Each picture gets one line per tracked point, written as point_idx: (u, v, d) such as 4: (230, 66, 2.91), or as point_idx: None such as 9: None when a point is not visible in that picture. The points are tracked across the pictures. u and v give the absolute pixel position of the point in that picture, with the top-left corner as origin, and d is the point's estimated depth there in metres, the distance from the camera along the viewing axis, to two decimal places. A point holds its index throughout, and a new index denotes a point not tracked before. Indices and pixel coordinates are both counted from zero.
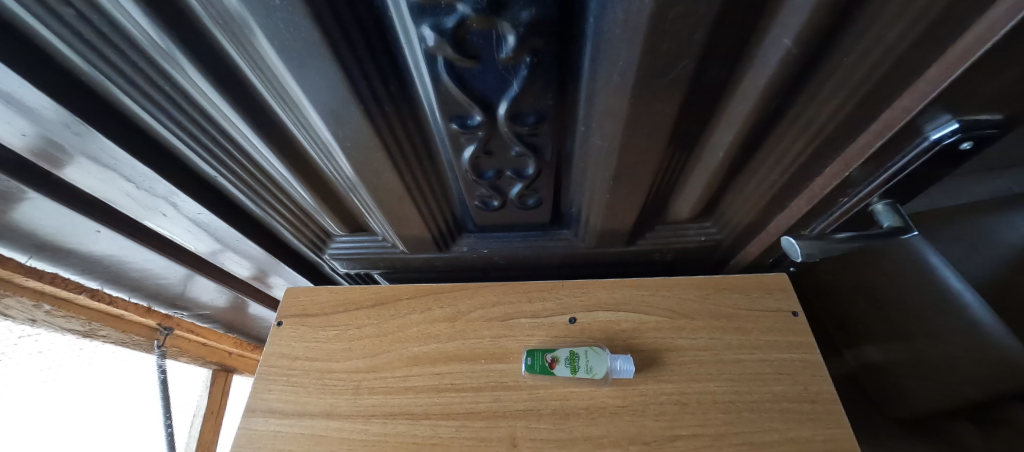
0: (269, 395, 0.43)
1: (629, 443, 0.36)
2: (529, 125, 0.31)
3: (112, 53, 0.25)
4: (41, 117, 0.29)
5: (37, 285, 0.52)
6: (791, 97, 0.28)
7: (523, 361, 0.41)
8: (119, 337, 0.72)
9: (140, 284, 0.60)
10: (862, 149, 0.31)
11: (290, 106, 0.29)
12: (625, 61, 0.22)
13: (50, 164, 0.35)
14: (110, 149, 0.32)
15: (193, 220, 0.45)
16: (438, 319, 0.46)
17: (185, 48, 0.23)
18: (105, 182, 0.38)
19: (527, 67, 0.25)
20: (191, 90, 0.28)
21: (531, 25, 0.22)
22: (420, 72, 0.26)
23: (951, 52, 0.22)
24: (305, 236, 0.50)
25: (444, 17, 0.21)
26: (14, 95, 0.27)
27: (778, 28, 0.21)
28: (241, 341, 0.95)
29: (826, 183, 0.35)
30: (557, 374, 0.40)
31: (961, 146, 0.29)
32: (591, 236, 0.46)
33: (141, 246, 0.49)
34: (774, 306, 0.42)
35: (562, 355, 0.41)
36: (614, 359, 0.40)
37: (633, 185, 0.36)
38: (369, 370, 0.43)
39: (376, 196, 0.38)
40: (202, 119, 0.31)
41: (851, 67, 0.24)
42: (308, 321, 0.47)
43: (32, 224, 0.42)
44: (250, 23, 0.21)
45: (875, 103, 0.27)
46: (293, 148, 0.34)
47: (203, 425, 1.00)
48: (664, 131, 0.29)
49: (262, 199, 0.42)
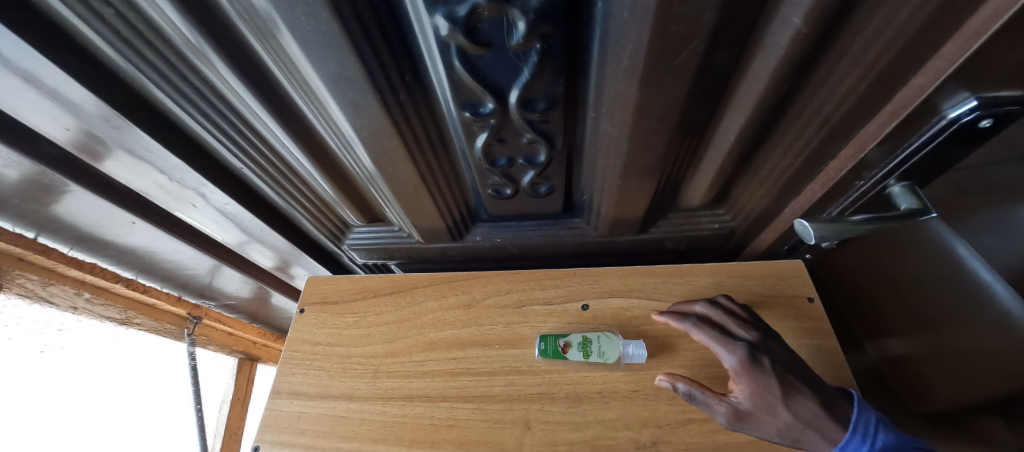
0: (293, 378, 0.45)
1: (642, 427, 0.37)
2: (540, 112, 0.31)
3: (145, 49, 0.26)
4: (83, 111, 0.31)
5: (79, 274, 0.56)
6: (803, 78, 0.28)
7: (537, 346, 0.42)
8: (151, 326, 0.76)
9: (171, 274, 0.64)
10: (878, 129, 0.31)
11: (310, 97, 0.30)
12: (634, 44, 0.22)
13: (91, 157, 0.38)
14: (146, 142, 0.35)
15: (220, 210, 0.47)
16: (453, 306, 0.47)
17: (215, 42, 0.24)
18: (141, 175, 0.41)
19: (537, 54, 0.26)
20: (219, 84, 0.29)
21: (540, 11, 0.23)
22: (434, 61, 0.27)
23: (969, 26, 0.22)
24: (325, 226, 0.52)
25: (456, 6, 0.22)
26: (60, 92, 0.29)
27: (788, 7, 0.21)
28: (264, 331, 1.01)
29: (841, 165, 0.35)
30: (570, 358, 0.41)
31: (981, 124, 0.29)
32: (603, 224, 0.47)
33: (173, 238, 0.52)
34: (789, 292, 0.42)
35: (574, 340, 0.42)
36: (628, 344, 0.41)
37: (645, 171, 0.36)
38: (387, 355, 0.45)
39: (393, 187, 0.40)
40: (229, 113, 0.33)
41: (864, 44, 0.24)
42: (328, 308, 0.49)
43: (73, 216, 0.45)
44: (274, 18, 0.22)
45: (890, 81, 0.26)
46: (315, 140, 0.36)
47: (232, 410, 1.05)
48: (675, 115, 0.29)
49: (284, 191, 0.44)
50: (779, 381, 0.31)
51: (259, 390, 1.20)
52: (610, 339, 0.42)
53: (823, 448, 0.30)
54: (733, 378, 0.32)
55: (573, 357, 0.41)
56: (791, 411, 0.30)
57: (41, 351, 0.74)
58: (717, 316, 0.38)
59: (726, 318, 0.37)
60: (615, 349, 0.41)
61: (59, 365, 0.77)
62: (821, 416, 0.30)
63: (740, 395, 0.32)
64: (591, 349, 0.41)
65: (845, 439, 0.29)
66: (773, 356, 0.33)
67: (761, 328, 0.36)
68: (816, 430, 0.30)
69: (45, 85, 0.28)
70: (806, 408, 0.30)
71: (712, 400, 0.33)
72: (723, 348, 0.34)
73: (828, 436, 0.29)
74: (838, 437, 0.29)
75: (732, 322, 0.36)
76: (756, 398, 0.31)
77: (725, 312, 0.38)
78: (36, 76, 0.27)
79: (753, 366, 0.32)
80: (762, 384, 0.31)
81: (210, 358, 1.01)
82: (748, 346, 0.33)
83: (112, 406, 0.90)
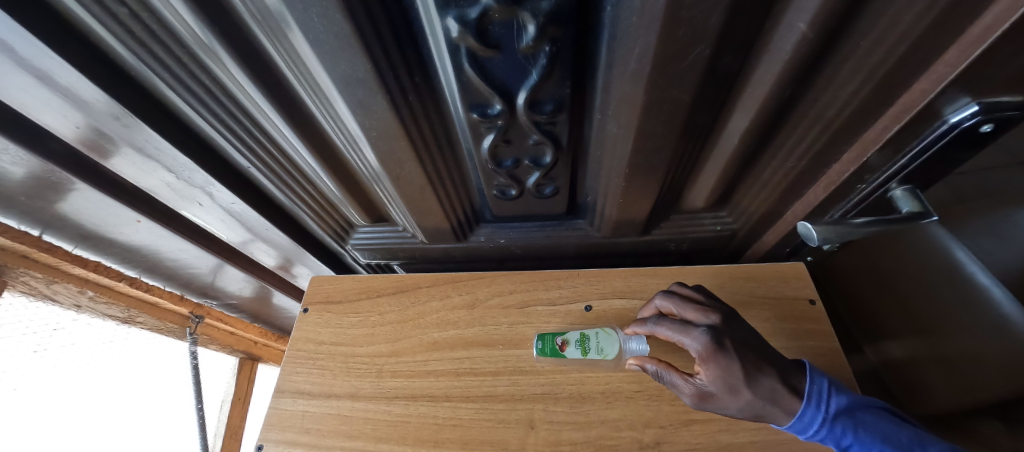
0: (297, 377, 0.45)
1: (645, 427, 0.37)
2: (547, 114, 0.32)
3: (158, 48, 0.26)
4: (93, 109, 0.31)
5: (83, 272, 0.56)
6: (807, 81, 0.28)
7: (534, 345, 0.43)
8: (153, 325, 0.75)
9: (174, 273, 0.64)
10: (880, 133, 0.31)
11: (320, 97, 0.30)
12: (642, 47, 0.23)
13: (99, 155, 0.38)
14: (155, 140, 0.35)
15: (226, 209, 0.48)
16: (457, 306, 0.47)
17: (228, 43, 0.25)
18: (148, 173, 0.41)
19: (546, 56, 0.26)
20: (229, 83, 0.30)
21: (550, 14, 0.23)
22: (443, 63, 0.28)
23: (970, 32, 0.22)
24: (329, 226, 0.52)
25: (468, 8, 0.22)
26: (71, 90, 0.29)
27: (794, 12, 0.22)
28: (265, 331, 1.01)
29: (842, 169, 0.36)
30: (569, 356, 0.42)
31: (982, 129, 0.29)
32: (606, 226, 0.47)
33: (177, 236, 0.52)
34: (791, 294, 0.43)
35: (573, 338, 0.43)
36: (628, 341, 0.42)
37: (650, 173, 0.36)
38: (391, 355, 0.45)
39: (399, 187, 0.40)
40: (238, 112, 0.33)
41: (868, 49, 0.24)
42: (332, 308, 0.49)
43: (79, 213, 0.45)
44: (288, 19, 0.22)
45: (893, 85, 0.27)
46: (323, 140, 0.36)
47: (232, 409, 1.05)
48: (680, 118, 0.30)
49: (289, 190, 0.44)
50: (742, 362, 0.31)
51: (260, 390, 1.20)
52: (609, 336, 0.43)
53: (780, 418, 0.31)
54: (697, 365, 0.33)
55: (570, 355, 0.42)
56: (753, 391, 0.30)
57: (34, 351, 0.72)
58: (677, 306, 0.38)
59: (685, 306, 0.37)
60: (615, 346, 0.42)
61: (60, 364, 0.77)
62: (778, 391, 0.31)
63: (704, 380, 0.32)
64: (590, 345, 0.42)
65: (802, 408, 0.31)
66: (738, 337, 0.33)
67: (720, 310, 0.36)
68: (775, 405, 0.31)
69: (57, 83, 0.28)
70: (764, 387, 0.31)
71: (678, 381, 0.34)
72: (683, 337, 0.34)
73: (785, 407, 0.31)
74: (794, 407, 0.31)
75: (691, 309, 0.37)
76: (718, 382, 0.31)
77: (683, 300, 0.38)
78: (49, 74, 0.27)
79: (714, 350, 0.31)
80: (723, 369, 0.31)
81: (211, 357, 1.01)
82: (708, 329, 0.33)
83: (113, 405, 0.89)
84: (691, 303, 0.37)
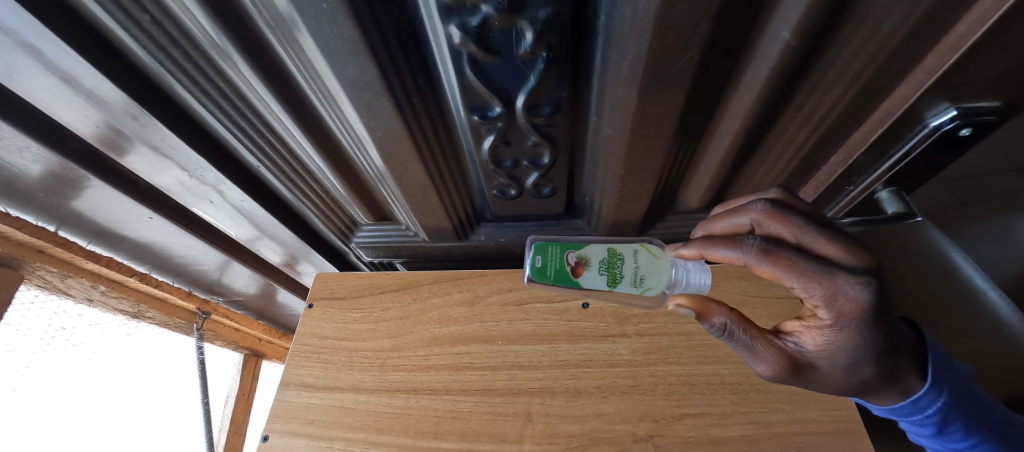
0: (302, 370, 0.46)
1: (639, 420, 0.38)
2: (544, 116, 0.33)
3: (175, 52, 0.28)
4: (112, 109, 0.33)
5: (96, 268, 0.58)
6: (793, 88, 0.29)
7: (534, 261, 0.36)
8: (161, 320, 0.77)
9: (182, 269, 0.65)
10: (865, 136, 0.33)
11: (327, 99, 0.32)
12: (634, 54, 0.24)
13: (116, 152, 0.40)
14: (170, 138, 0.36)
15: (236, 207, 0.49)
16: (457, 302, 0.49)
17: (241, 47, 0.26)
18: (161, 171, 0.42)
19: (543, 62, 0.28)
20: (241, 85, 0.31)
21: (546, 23, 0.24)
22: (446, 67, 0.29)
23: (945, 41, 0.25)
24: (334, 224, 0.54)
25: (469, 17, 0.24)
26: (92, 90, 0.30)
27: (777, 22, 0.23)
28: (270, 328, 1.02)
29: (831, 170, 0.38)
30: (584, 280, 0.35)
31: (962, 132, 0.33)
32: (603, 225, 0.48)
33: (187, 233, 0.54)
34: (783, 293, 0.44)
35: (593, 260, 0.35)
36: (688, 275, 0.35)
37: (644, 174, 0.38)
38: (393, 349, 0.46)
39: (402, 186, 0.41)
40: (249, 112, 0.34)
41: (850, 57, 0.25)
42: (336, 304, 0.51)
43: (94, 210, 0.47)
44: (299, 27, 0.24)
45: (874, 90, 0.28)
46: (329, 139, 0.38)
47: (236, 405, 1.06)
48: (672, 121, 0.31)
49: (296, 188, 0.46)
50: (873, 340, 0.27)
51: (263, 386, 1.22)
52: (654, 267, 0.35)
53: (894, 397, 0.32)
54: (818, 327, 0.27)
55: (585, 282, 0.35)
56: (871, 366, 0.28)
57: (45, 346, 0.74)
58: (802, 235, 0.25)
59: (815, 237, 0.25)
60: (659, 277, 0.35)
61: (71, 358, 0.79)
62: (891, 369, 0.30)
63: (812, 343, 0.28)
64: (624, 274, 0.35)
65: (921, 389, 0.32)
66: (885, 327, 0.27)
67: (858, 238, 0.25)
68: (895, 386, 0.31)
69: (80, 83, 0.30)
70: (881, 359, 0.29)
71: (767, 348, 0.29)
72: (826, 295, 0.25)
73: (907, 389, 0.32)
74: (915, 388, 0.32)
75: (823, 242, 0.25)
76: (833, 349, 0.27)
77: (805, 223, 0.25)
78: (73, 76, 0.29)
79: (856, 323, 0.26)
80: (849, 342, 0.27)
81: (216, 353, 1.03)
82: (869, 285, 0.24)
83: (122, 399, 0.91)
84: (826, 231, 0.25)
